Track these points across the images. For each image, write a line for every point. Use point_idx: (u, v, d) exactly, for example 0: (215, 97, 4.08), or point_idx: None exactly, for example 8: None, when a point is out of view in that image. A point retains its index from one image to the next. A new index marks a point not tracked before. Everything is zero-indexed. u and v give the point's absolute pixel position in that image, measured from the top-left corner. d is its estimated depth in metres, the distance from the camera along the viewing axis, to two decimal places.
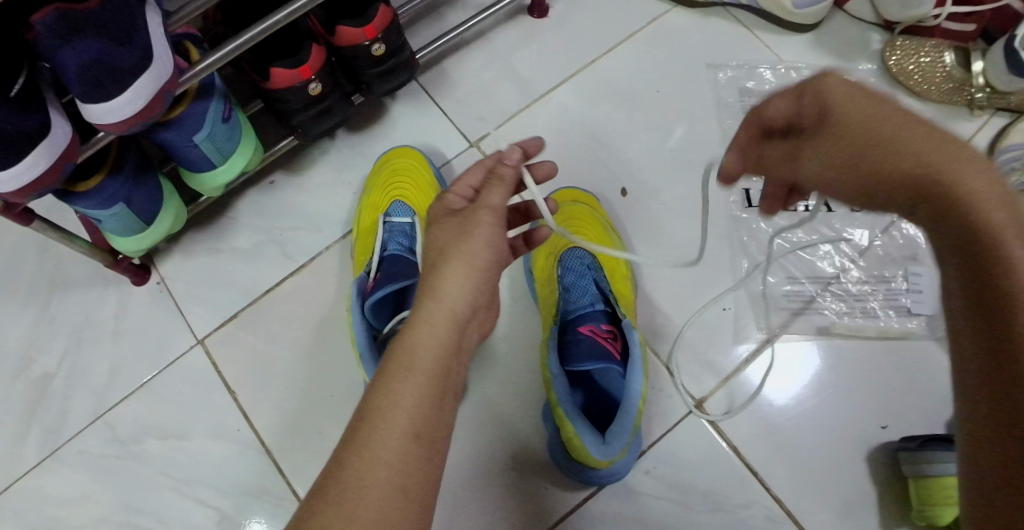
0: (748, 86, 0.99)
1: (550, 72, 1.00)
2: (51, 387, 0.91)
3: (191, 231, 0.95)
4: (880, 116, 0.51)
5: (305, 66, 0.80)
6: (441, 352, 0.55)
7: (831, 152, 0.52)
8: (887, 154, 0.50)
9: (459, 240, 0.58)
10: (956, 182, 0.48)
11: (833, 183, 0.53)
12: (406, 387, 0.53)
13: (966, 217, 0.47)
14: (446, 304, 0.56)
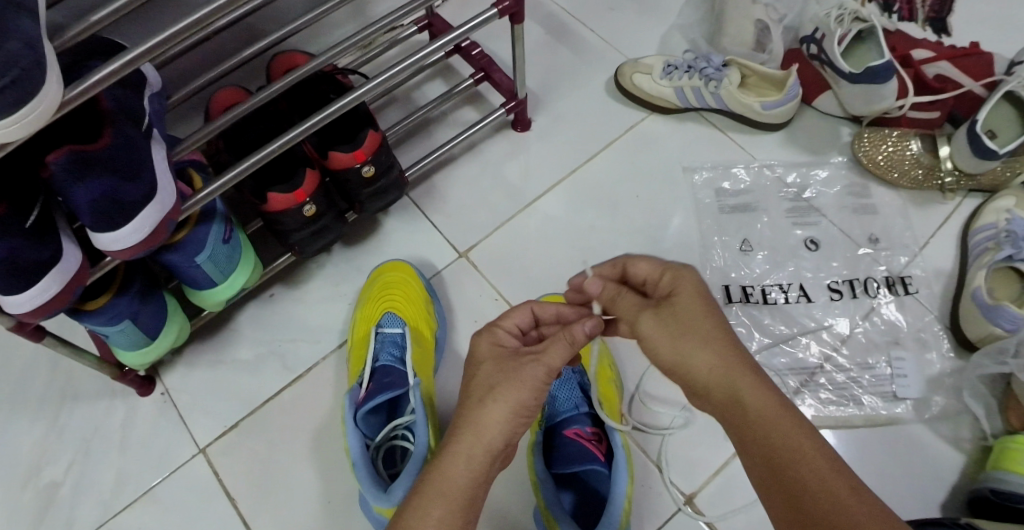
0: (724, 185, 1.04)
1: (534, 180, 1.06)
2: (57, 497, 0.92)
3: (196, 345, 1.00)
4: (704, 315, 0.62)
5: (299, 191, 0.86)
6: (472, 485, 0.60)
7: (663, 325, 0.63)
8: (699, 348, 0.61)
9: (507, 384, 0.63)
10: (746, 387, 0.59)
11: (654, 351, 0.63)
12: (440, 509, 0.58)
13: (741, 414, 0.58)
14: (486, 442, 0.61)
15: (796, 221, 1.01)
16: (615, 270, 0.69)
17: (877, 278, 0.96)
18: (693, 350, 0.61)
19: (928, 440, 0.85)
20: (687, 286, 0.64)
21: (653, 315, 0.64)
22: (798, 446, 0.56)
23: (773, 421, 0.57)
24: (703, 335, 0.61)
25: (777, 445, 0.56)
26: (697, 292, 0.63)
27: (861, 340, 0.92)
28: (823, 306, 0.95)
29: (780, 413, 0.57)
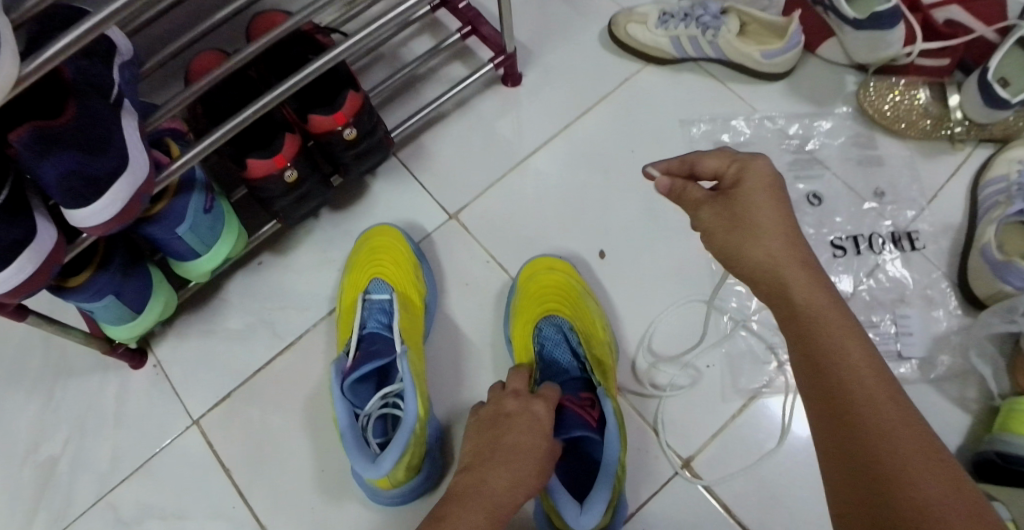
0: (724, 139, 1.00)
1: (526, 138, 1.02)
2: (56, 471, 0.92)
3: (185, 316, 0.98)
4: (776, 214, 0.58)
5: (279, 156, 0.83)
6: (510, 486, 0.62)
7: (725, 216, 0.60)
8: (763, 240, 0.58)
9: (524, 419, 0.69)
10: (799, 280, 0.56)
11: (716, 241, 0.60)
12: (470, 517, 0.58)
13: (802, 313, 0.55)
14: (521, 454, 0.65)
15: (798, 175, 0.97)
16: (681, 167, 0.65)
17: (883, 234, 0.92)
18: (745, 242, 0.58)
19: (932, 399, 0.83)
20: (769, 185, 0.60)
21: (718, 207, 0.61)
22: (857, 355, 0.52)
23: (833, 324, 0.54)
24: (772, 229, 0.58)
25: (834, 350, 0.53)
26: (779, 190, 0.60)
27: (864, 298, 0.90)
28: (826, 263, 0.92)
29: (840, 322, 0.54)
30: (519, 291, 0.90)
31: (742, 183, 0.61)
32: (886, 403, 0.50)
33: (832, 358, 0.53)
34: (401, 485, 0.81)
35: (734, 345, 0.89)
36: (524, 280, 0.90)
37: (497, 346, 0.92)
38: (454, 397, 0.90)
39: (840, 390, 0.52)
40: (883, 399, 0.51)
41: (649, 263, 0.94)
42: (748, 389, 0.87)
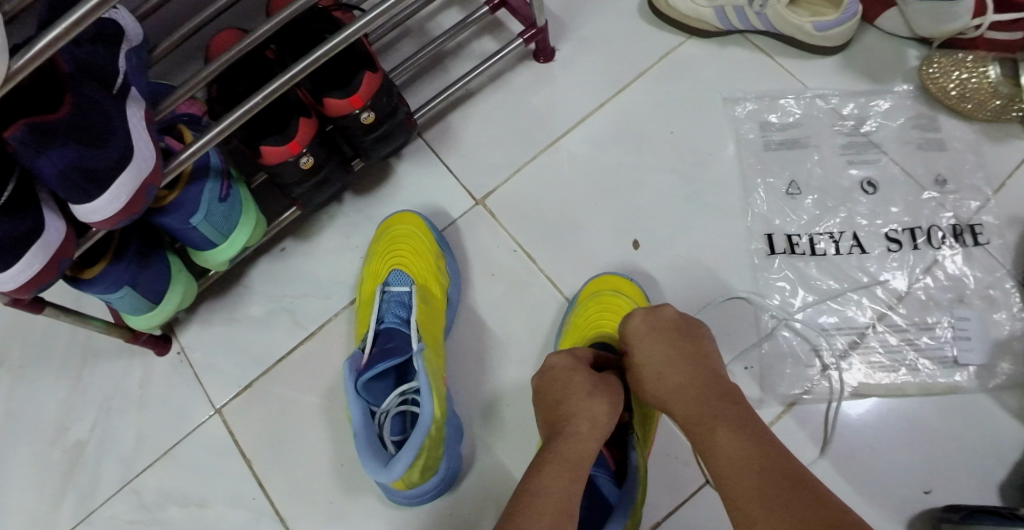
0: (771, 119, 0.93)
1: (559, 117, 0.95)
2: (85, 455, 0.92)
3: (207, 302, 0.96)
4: (652, 348, 0.71)
5: (293, 142, 0.79)
6: (579, 440, 0.67)
7: (647, 381, 0.71)
8: (652, 377, 0.70)
9: (566, 379, 0.72)
10: (683, 412, 0.67)
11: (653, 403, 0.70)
12: (547, 496, 0.62)
13: (697, 431, 0.64)
14: (579, 412, 0.68)
15: (852, 159, 0.90)
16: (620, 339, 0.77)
17: (943, 227, 0.86)
18: (655, 390, 0.70)
19: (988, 408, 0.79)
20: (655, 321, 0.73)
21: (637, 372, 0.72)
22: (746, 455, 0.60)
23: (721, 436, 0.62)
24: (655, 371, 0.70)
25: (726, 457, 0.61)
26: (660, 321, 0.73)
27: (919, 298, 0.84)
28: (878, 258, 0.86)
29: (725, 426, 0.63)
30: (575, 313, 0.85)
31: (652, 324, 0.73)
32: (785, 497, 0.56)
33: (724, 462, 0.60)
34: (418, 485, 0.78)
35: (776, 344, 0.84)
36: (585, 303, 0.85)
37: (525, 341, 0.88)
38: (480, 392, 0.87)
39: (737, 502, 0.58)
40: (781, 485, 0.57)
41: (687, 256, 0.88)
42: (787, 394, 0.82)
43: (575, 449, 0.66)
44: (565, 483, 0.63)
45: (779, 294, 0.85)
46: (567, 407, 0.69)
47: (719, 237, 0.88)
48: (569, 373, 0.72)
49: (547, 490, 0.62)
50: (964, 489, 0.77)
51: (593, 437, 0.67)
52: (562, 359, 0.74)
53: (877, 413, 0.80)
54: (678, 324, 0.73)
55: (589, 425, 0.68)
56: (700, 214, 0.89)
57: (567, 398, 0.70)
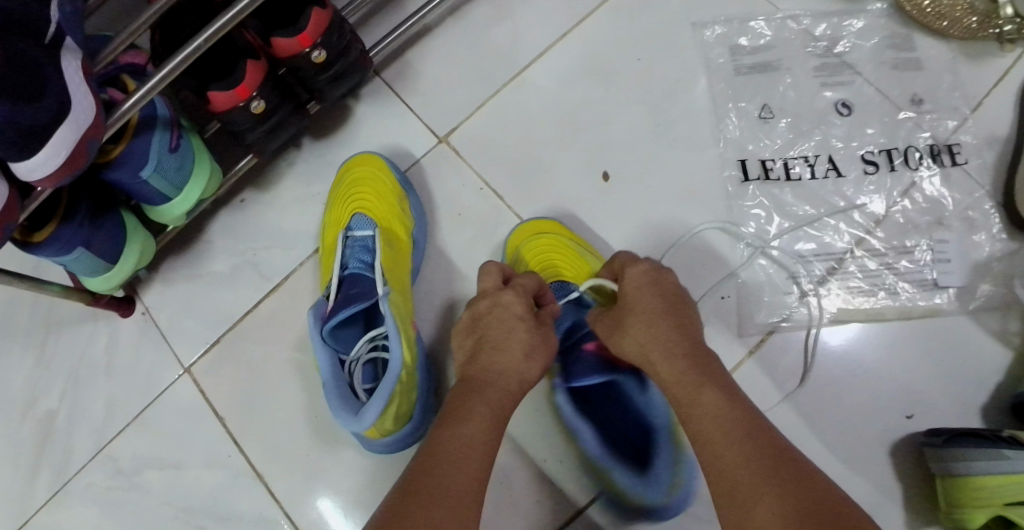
0: (741, 43, 0.89)
1: (521, 49, 0.91)
2: (55, 425, 0.89)
3: (168, 260, 0.92)
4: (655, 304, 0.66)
5: (241, 87, 0.74)
6: (506, 394, 0.65)
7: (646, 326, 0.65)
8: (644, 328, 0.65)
9: (502, 322, 0.69)
10: (669, 369, 0.63)
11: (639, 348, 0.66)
12: (463, 445, 0.60)
13: (684, 393, 0.62)
14: (509, 362, 0.67)
15: (826, 82, 0.87)
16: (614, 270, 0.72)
17: (920, 147, 0.84)
18: (644, 333, 0.65)
19: (969, 329, 0.79)
20: (658, 280, 0.68)
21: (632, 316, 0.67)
22: (736, 420, 0.59)
23: (708, 397, 0.60)
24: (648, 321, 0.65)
25: (716, 419, 0.59)
26: (661, 279, 0.68)
27: (897, 221, 0.82)
28: (855, 181, 0.84)
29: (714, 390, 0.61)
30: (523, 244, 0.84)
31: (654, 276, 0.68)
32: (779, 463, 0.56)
33: (713, 447, 0.58)
34: (393, 433, 0.76)
35: (753, 273, 0.82)
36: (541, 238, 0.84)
37: None
38: (454, 336, 0.85)
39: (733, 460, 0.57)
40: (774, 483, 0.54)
41: (660, 188, 0.85)
42: (766, 324, 0.80)
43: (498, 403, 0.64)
44: (486, 436, 0.62)
45: (755, 221, 0.83)
46: (496, 356, 0.67)
47: (692, 168, 0.86)
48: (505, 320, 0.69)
49: (468, 442, 0.60)
50: (945, 410, 0.77)
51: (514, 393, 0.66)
52: (508, 303, 0.70)
53: (857, 339, 0.80)
54: (676, 287, 0.69)
55: (516, 383, 0.66)
56: (672, 145, 0.86)
57: (502, 345, 0.68)
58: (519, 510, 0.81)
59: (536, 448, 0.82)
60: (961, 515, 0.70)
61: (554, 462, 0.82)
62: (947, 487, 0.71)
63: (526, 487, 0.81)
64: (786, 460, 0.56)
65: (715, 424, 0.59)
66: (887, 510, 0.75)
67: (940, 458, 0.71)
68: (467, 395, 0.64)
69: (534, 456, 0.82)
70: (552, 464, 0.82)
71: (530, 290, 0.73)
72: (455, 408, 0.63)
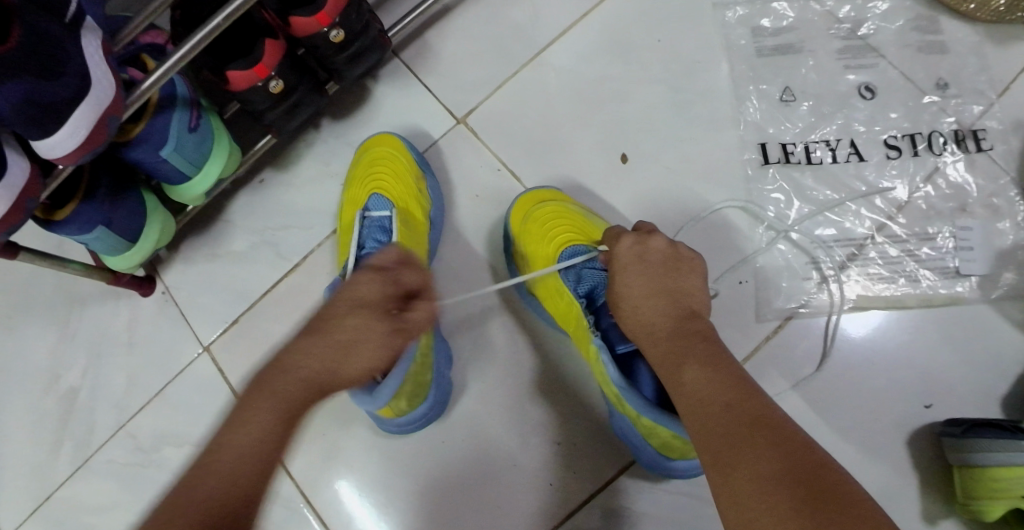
0: (763, 24, 0.88)
1: (539, 30, 0.90)
2: (76, 401, 0.91)
3: (188, 239, 0.93)
4: (637, 282, 0.67)
5: (260, 65, 0.74)
6: (301, 391, 0.61)
7: (633, 306, 0.66)
8: (631, 310, 0.67)
9: (339, 310, 0.64)
10: (658, 349, 0.64)
11: (630, 328, 0.67)
12: (231, 446, 0.57)
13: (666, 371, 0.62)
14: (306, 358, 0.62)
15: (849, 64, 0.86)
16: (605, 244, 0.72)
17: (944, 132, 0.82)
18: (632, 311, 0.66)
19: (991, 318, 0.78)
20: (645, 252, 0.68)
21: (617, 296, 0.68)
22: (719, 393, 0.59)
23: (691, 375, 0.60)
24: (632, 303, 0.66)
25: (697, 394, 0.59)
26: (650, 251, 0.68)
27: (920, 207, 0.81)
28: (877, 166, 0.83)
29: (695, 364, 0.61)
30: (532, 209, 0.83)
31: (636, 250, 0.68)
32: (758, 432, 0.55)
33: (696, 422, 0.58)
34: (408, 412, 0.77)
35: (771, 259, 0.81)
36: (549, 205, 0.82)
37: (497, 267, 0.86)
38: (469, 318, 0.85)
39: (712, 432, 0.57)
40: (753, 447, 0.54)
41: (678, 171, 0.85)
42: (784, 310, 0.80)
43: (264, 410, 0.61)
44: (263, 438, 0.58)
45: (775, 206, 0.83)
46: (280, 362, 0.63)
47: (711, 151, 0.85)
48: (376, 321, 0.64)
49: (231, 444, 0.57)
50: (964, 400, 0.76)
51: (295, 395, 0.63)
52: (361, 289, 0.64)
53: (875, 326, 0.79)
54: (667, 255, 0.68)
55: (310, 379, 0.61)
56: (691, 129, 0.86)
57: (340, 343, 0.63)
58: (534, 491, 0.82)
59: (550, 430, 0.83)
60: (979, 506, 0.69)
61: (568, 445, 0.82)
62: (964, 478, 0.70)
63: (540, 469, 0.82)
64: (765, 419, 0.56)
65: (693, 398, 0.59)
66: (902, 498, 0.75)
67: (957, 448, 0.70)
68: (258, 387, 0.61)
69: (548, 439, 0.83)
70: (568, 447, 0.82)
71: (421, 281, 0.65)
72: (245, 406, 0.60)
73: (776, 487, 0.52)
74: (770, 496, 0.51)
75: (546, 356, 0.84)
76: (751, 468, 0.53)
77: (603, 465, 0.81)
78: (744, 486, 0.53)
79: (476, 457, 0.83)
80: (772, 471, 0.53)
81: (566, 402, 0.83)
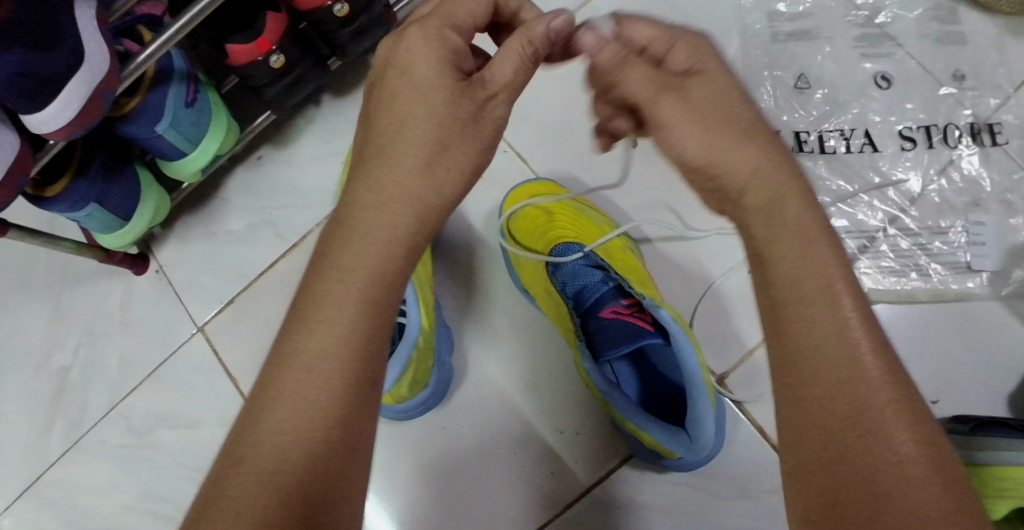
0: (779, 9, 0.86)
1: (549, 9, 0.88)
2: (69, 380, 0.89)
3: (184, 216, 0.91)
4: (723, 117, 0.52)
5: (261, 39, 0.72)
6: (369, 294, 0.48)
7: (707, 116, 0.52)
8: (695, 128, 0.52)
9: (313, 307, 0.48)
10: (780, 250, 0.49)
11: (681, 134, 0.52)
12: (355, 266, 0.49)
13: (788, 300, 0.49)
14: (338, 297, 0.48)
15: (866, 52, 0.84)
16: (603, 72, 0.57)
17: (960, 125, 0.81)
18: (697, 126, 0.52)
19: (1001, 315, 0.77)
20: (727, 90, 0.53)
21: (668, 101, 0.53)
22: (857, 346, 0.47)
23: (836, 309, 0.47)
24: (695, 117, 0.52)
25: (833, 343, 0.47)
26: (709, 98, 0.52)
27: (933, 200, 0.80)
28: (891, 157, 0.81)
29: (841, 300, 0.48)
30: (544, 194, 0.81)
31: (618, 65, 0.55)
32: (901, 393, 0.46)
33: (817, 372, 0.47)
34: (410, 399, 0.76)
35: None
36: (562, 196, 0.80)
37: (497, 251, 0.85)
38: (473, 303, 0.84)
39: (852, 397, 0.46)
40: (840, 413, 0.46)
41: None
42: None
43: (376, 304, 0.49)
44: (357, 302, 0.48)
45: None
46: (378, 194, 0.51)
47: None
48: (405, 106, 0.51)
49: (353, 262, 0.49)
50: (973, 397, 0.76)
51: (419, 232, 0.51)
52: (423, 60, 0.51)
53: (883, 320, 0.78)
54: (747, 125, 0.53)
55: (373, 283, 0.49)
56: None
57: (386, 162, 0.51)
58: (533, 480, 0.81)
59: (552, 419, 0.82)
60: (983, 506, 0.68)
61: (571, 434, 0.81)
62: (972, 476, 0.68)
63: (541, 458, 0.81)
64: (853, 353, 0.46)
65: (828, 341, 0.47)
66: None
67: (965, 445, 0.69)
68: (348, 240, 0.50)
69: (551, 428, 0.81)
70: (572, 435, 0.81)
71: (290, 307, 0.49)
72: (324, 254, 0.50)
73: (901, 453, 0.44)
74: (906, 463, 0.44)
75: (551, 343, 0.83)
76: (883, 419, 0.45)
77: (606, 455, 0.80)
78: (867, 455, 0.45)
79: (476, 444, 0.82)
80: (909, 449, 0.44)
81: (568, 390, 0.82)
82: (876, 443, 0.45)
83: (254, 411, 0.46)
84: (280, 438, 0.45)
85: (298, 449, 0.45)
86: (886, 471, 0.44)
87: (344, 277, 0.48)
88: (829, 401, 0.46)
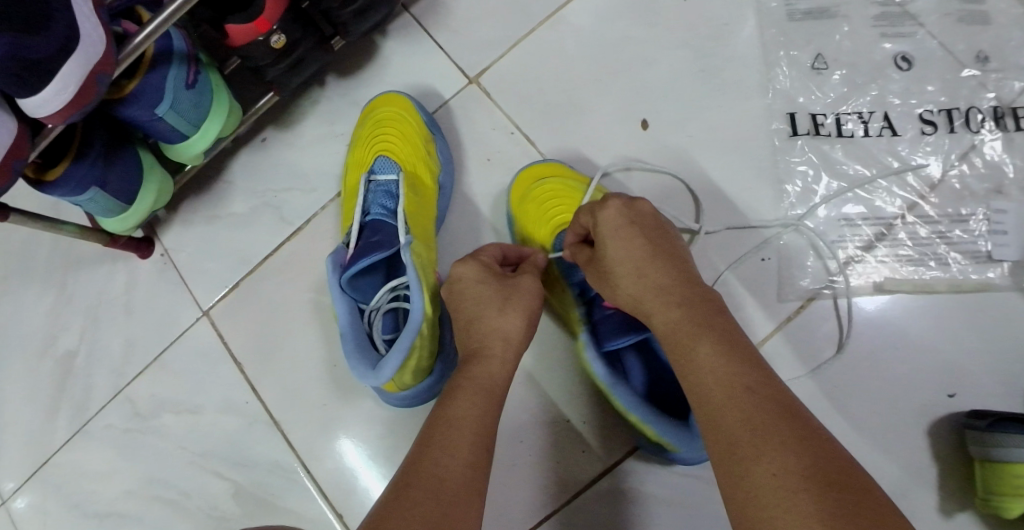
0: None
1: None
2: (75, 364, 0.89)
3: (187, 199, 0.89)
4: (625, 255, 0.62)
5: (260, 20, 0.69)
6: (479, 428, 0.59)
7: (631, 249, 0.63)
8: (630, 275, 0.62)
9: (445, 412, 0.60)
10: (662, 319, 0.59)
11: (649, 277, 0.61)
12: (462, 430, 0.58)
13: (679, 341, 0.57)
14: (459, 432, 0.58)
15: (886, 32, 0.81)
16: (635, 221, 0.64)
17: (983, 109, 0.78)
18: (619, 254, 0.63)
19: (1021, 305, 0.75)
20: (635, 216, 0.64)
21: (614, 240, 0.63)
22: (731, 373, 0.54)
23: (703, 350, 0.56)
24: (632, 266, 0.62)
25: (707, 371, 0.55)
26: (627, 216, 0.64)
27: (953, 186, 0.78)
28: (910, 141, 0.79)
29: (709, 339, 0.56)
30: (559, 175, 0.79)
31: (617, 227, 0.64)
32: (774, 418, 0.51)
33: (715, 416, 0.53)
34: (412, 386, 0.75)
35: (796, 237, 0.78)
36: (571, 182, 0.79)
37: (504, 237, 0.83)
38: None
39: (726, 430, 0.52)
40: (733, 458, 0.50)
41: (702, 140, 0.81)
42: (807, 290, 0.77)
43: (487, 385, 0.62)
44: (480, 419, 0.59)
45: (801, 180, 0.79)
46: (475, 339, 0.65)
47: (736, 121, 0.81)
48: (469, 296, 0.68)
49: (466, 418, 0.59)
50: (989, 389, 0.74)
51: (507, 357, 0.65)
52: (467, 271, 0.69)
53: (899, 309, 0.76)
54: (629, 222, 0.64)
55: (500, 350, 0.65)
56: (716, 95, 0.81)
57: (472, 325, 0.66)
58: (539, 468, 0.80)
59: (559, 407, 0.81)
60: (998, 502, 0.68)
61: (578, 423, 0.80)
62: (986, 472, 0.69)
63: (547, 446, 0.80)
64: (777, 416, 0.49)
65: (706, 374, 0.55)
66: (920, 491, 0.73)
67: (979, 441, 0.69)
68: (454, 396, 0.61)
69: (558, 416, 0.81)
70: (577, 424, 0.80)
71: (423, 430, 0.59)
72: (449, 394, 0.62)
73: (755, 481, 0.49)
74: (790, 489, 0.47)
75: (558, 331, 0.82)
76: (778, 456, 0.49)
77: (613, 445, 0.79)
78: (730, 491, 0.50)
79: None
80: (784, 475, 0.48)
81: (575, 378, 0.81)
82: (765, 465, 0.49)
83: (418, 457, 0.57)
84: (437, 488, 0.54)
85: (450, 497, 0.53)
86: (743, 491, 0.49)
87: (464, 377, 0.63)
88: (733, 433, 0.51)
